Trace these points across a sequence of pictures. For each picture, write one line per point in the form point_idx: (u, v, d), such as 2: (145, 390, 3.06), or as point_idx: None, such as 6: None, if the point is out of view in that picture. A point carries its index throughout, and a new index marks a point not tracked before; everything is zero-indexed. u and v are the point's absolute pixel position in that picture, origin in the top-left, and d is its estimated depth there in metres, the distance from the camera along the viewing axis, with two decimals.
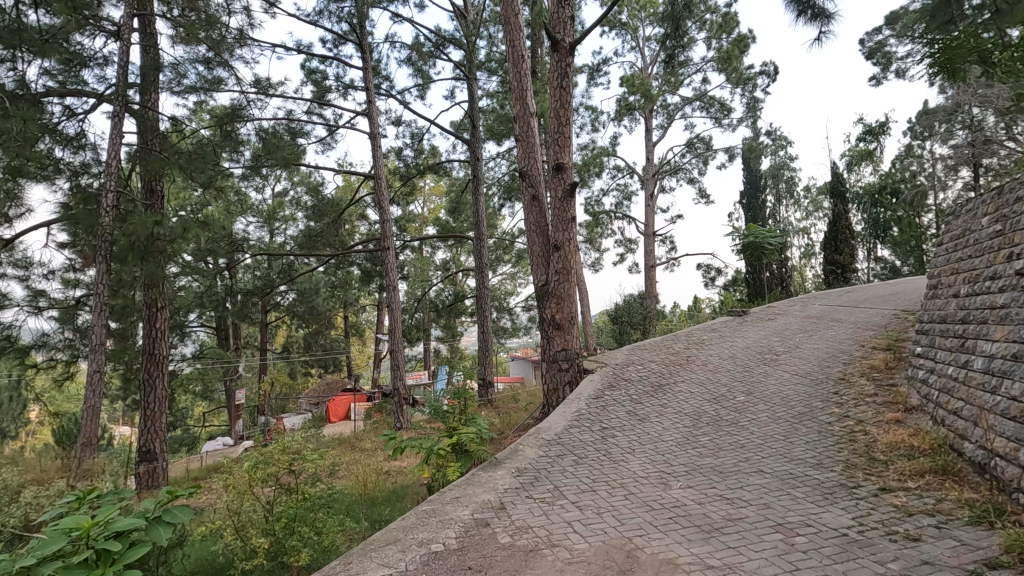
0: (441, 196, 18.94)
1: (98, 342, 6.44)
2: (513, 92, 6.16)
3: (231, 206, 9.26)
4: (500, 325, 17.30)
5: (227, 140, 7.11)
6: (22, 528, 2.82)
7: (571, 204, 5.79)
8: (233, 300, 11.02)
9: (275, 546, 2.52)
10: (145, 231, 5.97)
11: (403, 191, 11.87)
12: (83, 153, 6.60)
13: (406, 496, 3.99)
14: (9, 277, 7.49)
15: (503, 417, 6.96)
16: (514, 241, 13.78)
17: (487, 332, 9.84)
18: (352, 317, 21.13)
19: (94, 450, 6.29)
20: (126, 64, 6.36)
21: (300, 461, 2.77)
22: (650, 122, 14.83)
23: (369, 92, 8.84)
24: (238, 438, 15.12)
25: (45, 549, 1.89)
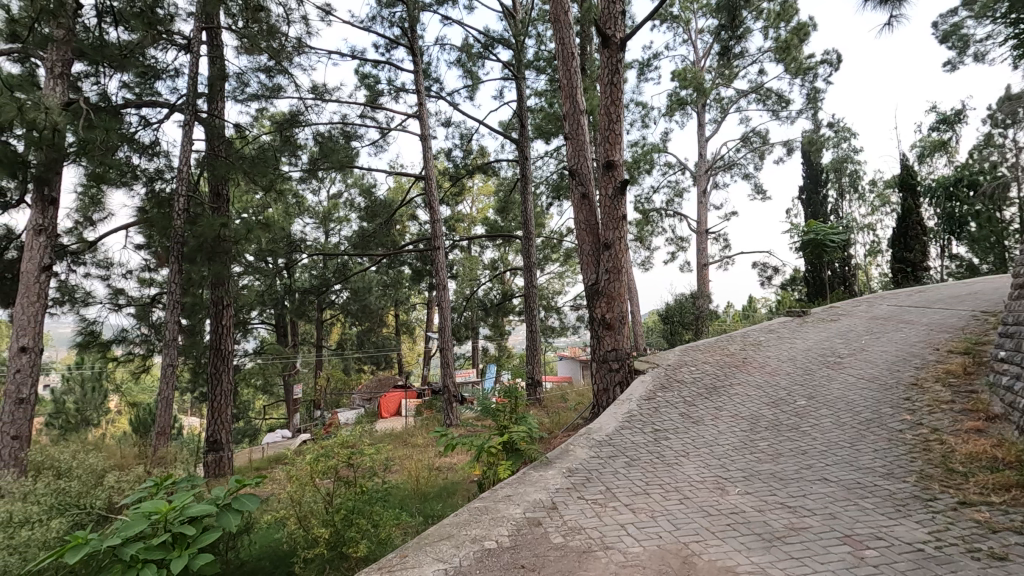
0: (489, 196, 19.08)
1: (171, 338, 6.84)
2: (563, 90, 6.13)
3: (290, 208, 9.64)
4: (548, 325, 17.27)
5: (286, 145, 7.39)
6: (107, 510, 3.03)
7: (621, 202, 5.70)
8: (292, 298, 11.48)
9: (335, 536, 2.59)
10: (212, 232, 6.30)
11: (452, 191, 12.04)
12: (158, 160, 7.04)
13: (457, 492, 4.04)
14: (93, 277, 8.10)
15: (552, 416, 6.94)
16: (561, 240, 13.72)
17: (536, 331, 9.84)
18: (403, 315, 21.61)
19: (168, 438, 6.68)
20: (195, 76, 6.74)
21: (359, 455, 2.85)
22: (702, 117, 14.45)
23: (420, 94, 9.00)
24: (296, 431, 15.73)
25: (128, 530, 2.04)
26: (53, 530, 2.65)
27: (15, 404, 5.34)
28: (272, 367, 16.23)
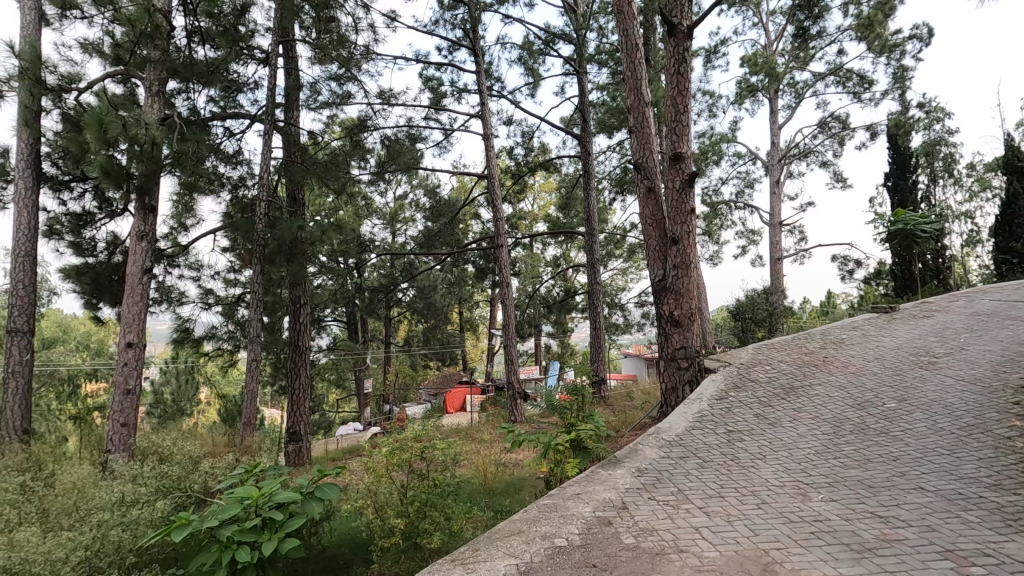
0: (551, 193, 19.03)
1: (254, 334, 7.30)
2: (628, 83, 6.00)
3: (359, 210, 10.03)
4: (612, 322, 17.02)
5: (357, 149, 7.69)
6: (203, 494, 3.28)
7: (689, 195, 5.53)
8: (362, 297, 11.94)
9: (410, 527, 2.68)
10: (290, 235, 6.66)
11: (514, 188, 12.09)
12: (240, 168, 7.52)
13: (524, 489, 4.07)
14: (185, 278, 8.77)
15: (619, 414, 6.85)
16: (625, 235, 13.47)
17: (600, 328, 9.73)
18: (467, 312, 21.97)
19: (253, 429, 7.13)
20: (273, 87, 7.13)
21: (431, 449, 2.93)
22: (775, 103, 13.74)
23: (482, 94, 9.10)
24: (367, 424, 16.37)
25: (224, 514, 2.20)
26: (159, 510, 2.90)
27: (124, 394, 5.85)
28: (344, 363, 16.96)
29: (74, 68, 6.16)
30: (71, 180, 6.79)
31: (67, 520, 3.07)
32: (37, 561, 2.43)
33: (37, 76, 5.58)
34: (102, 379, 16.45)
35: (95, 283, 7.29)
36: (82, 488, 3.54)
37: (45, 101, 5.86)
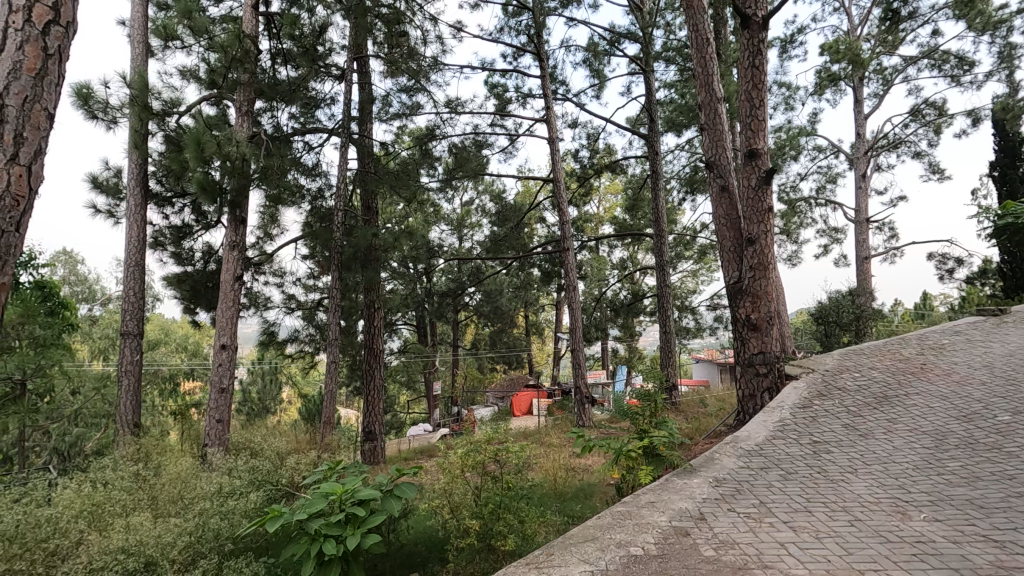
0: (617, 194, 18.75)
1: (333, 338, 7.67)
2: (697, 80, 5.80)
3: (429, 217, 10.32)
4: (682, 325, 16.48)
5: (425, 158, 7.91)
6: (291, 488, 3.49)
7: (767, 193, 5.28)
8: (431, 301, 12.26)
9: (484, 529, 2.71)
10: (365, 242, 6.98)
11: (579, 191, 12.00)
12: (318, 180, 7.95)
13: (594, 495, 4.03)
14: (270, 284, 9.37)
15: (693, 421, 6.63)
16: (695, 236, 13.04)
17: (670, 331, 9.46)
18: (533, 316, 22.02)
19: (333, 427, 7.46)
20: (348, 101, 7.50)
21: (505, 452, 2.96)
22: (859, 92, 12.87)
23: (547, 98, 9.11)
24: (436, 426, 16.75)
25: (312, 507, 2.32)
26: (252, 502, 3.10)
27: (218, 392, 6.28)
28: (415, 365, 17.47)
29: (175, 94, 6.75)
30: (173, 196, 7.43)
31: (174, 507, 3.36)
32: (148, 544, 2.69)
33: (145, 103, 6.16)
34: (198, 378, 17.84)
35: (193, 289, 7.93)
36: (185, 478, 3.86)
37: (152, 125, 6.47)
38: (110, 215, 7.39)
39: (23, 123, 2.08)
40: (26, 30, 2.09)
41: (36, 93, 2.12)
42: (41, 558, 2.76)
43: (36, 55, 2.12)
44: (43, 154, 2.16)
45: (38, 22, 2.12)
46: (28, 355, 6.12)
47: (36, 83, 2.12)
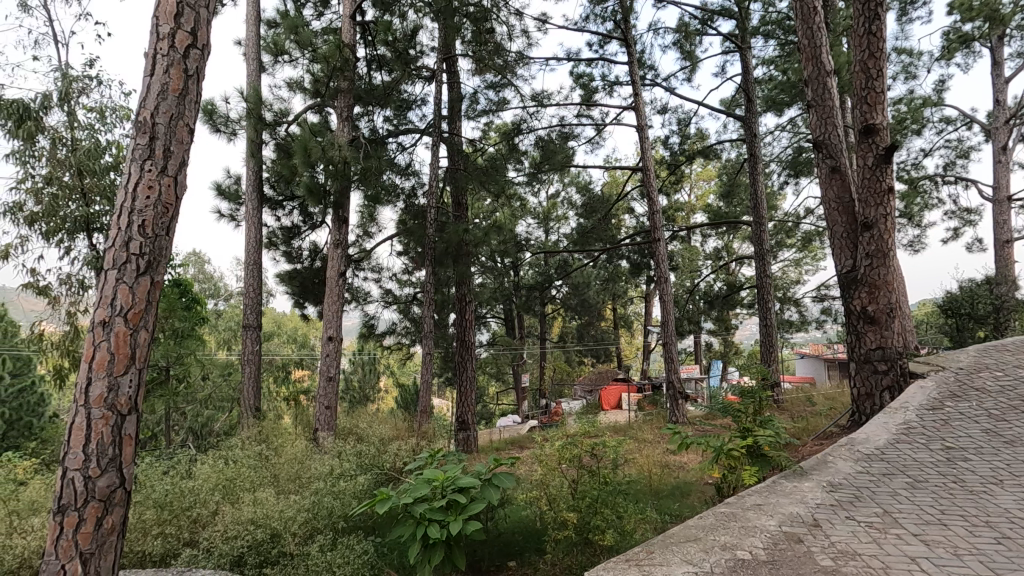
0: (711, 180, 17.87)
1: (428, 331, 7.96)
2: (803, 53, 5.35)
3: (516, 211, 10.41)
4: (784, 318, 15.40)
5: (512, 152, 7.99)
6: (394, 473, 3.67)
7: (886, 172, 4.79)
8: (519, 294, 12.38)
9: (582, 522, 2.70)
10: (457, 237, 7.18)
11: (670, 179, 11.56)
12: (410, 180, 8.29)
13: (692, 494, 3.90)
14: (369, 279, 9.92)
15: (800, 421, 6.19)
16: (799, 222, 12.13)
17: (772, 324, 8.88)
18: (621, 309, 21.58)
19: (428, 417, 7.79)
20: (439, 101, 7.73)
21: (601, 446, 2.92)
22: (998, 52, 11.31)
23: (635, 85, 8.84)
24: (525, 418, 16.92)
25: (416, 492, 2.43)
26: (360, 484, 3.28)
27: (327, 380, 6.75)
28: (503, 357, 17.76)
29: (284, 105, 7.31)
30: (284, 200, 8.05)
31: (293, 485, 3.66)
32: (273, 518, 2.99)
33: (259, 114, 6.74)
34: (307, 367, 19.32)
35: (302, 285, 8.60)
36: (300, 459, 4.19)
37: (265, 135, 7.04)
38: (232, 219, 8.16)
39: (170, 138, 2.34)
40: (171, 55, 2.35)
41: (180, 111, 2.37)
42: (185, 525, 3.15)
43: (180, 76, 2.37)
44: (186, 165, 2.42)
45: (180, 46, 2.37)
46: (169, 345, 6.94)
47: (180, 101, 2.37)
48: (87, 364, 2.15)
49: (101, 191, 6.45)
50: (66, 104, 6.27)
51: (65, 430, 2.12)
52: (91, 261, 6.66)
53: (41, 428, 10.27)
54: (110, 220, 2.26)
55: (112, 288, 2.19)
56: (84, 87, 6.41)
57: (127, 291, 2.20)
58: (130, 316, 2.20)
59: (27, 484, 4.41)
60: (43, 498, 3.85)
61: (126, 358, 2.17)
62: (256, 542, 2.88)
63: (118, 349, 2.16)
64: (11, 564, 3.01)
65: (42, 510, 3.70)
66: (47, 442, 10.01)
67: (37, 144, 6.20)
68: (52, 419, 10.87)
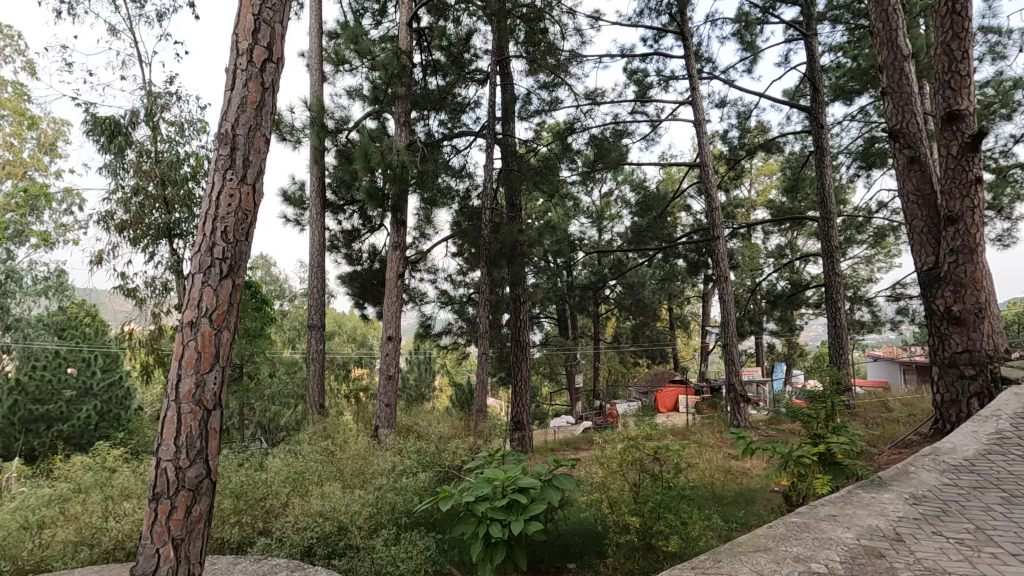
0: (773, 175, 17.14)
1: (483, 331, 8.03)
2: (876, 37, 5.04)
3: (569, 210, 10.35)
4: (854, 319, 14.53)
5: (565, 152, 7.94)
6: (453, 470, 3.73)
7: (973, 161, 4.43)
8: (573, 294, 12.30)
9: (644, 527, 2.65)
10: (512, 238, 7.20)
11: (729, 175, 11.16)
12: (465, 182, 8.41)
13: (757, 501, 3.76)
14: (425, 280, 10.13)
15: (876, 428, 5.82)
16: (871, 217, 11.41)
17: (842, 325, 8.39)
18: (678, 309, 21.03)
19: (484, 416, 7.86)
20: (493, 103, 7.81)
21: (664, 450, 2.85)
22: None
23: (692, 79, 8.60)
24: (580, 419, 16.77)
25: (478, 491, 2.45)
26: (421, 482, 3.35)
27: (387, 379, 6.93)
28: (557, 358, 17.68)
29: (345, 113, 7.59)
30: (345, 205, 8.35)
31: (357, 480, 3.79)
32: (340, 511, 3.10)
33: (322, 122, 7.02)
34: (366, 366, 19.92)
35: (362, 286, 8.89)
36: (364, 455, 4.32)
37: (327, 142, 7.31)
38: (297, 223, 8.53)
39: (248, 148, 2.47)
40: (249, 69, 2.48)
41: (257, 123, 2.50)
42: (260, 514, 3.34)
43: (257, 89, 2.50)
44: (263, 173, 2.55)
45: (257, 61, 2.50)
46: (241, 343, 7.33)
47: (257, 113, 2.50)
48: (177, 362, 2.30)
49: (181, 200, 6.91)
50: (151, 119, 6.76)
51: (157, 422, 2.28)
52: (172, 265, 7.14)
53: (127, 419, 11.09)
54: (196, 227, 2.41)
55: (198, 291, 2.33)
56: (166, 103, 6.88)
57: (211, 294, 2.33)
58: (214, 317, 2.33)
59: (119, 471, 4.78)
60: (133, 484, 4.16)
61: (211, 357, 2.31)
62: (325, 534, 3.01)
63: (204, 348, 2.30)
64: (107, 545, 3.32)
65: (132, 496, 4.00)
66: (134, 433, 10.81)
67: (126, 157, 6.70)
68: (138, 412, 11.72)
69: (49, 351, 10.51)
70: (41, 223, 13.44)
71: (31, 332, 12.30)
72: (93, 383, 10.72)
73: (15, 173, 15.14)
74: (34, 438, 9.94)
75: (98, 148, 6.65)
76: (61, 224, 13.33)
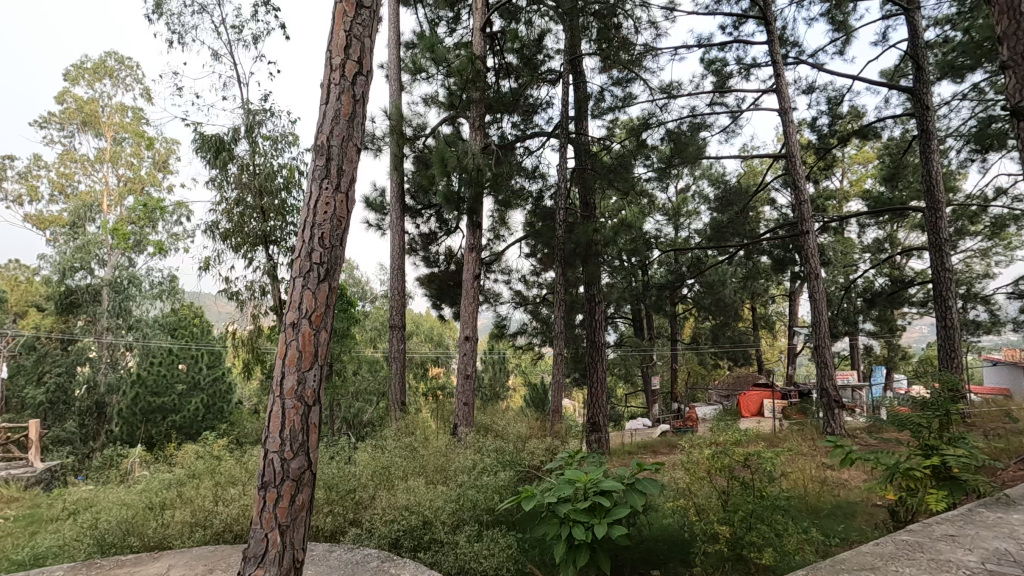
0: (868, 163, 15.88)
1: (558, 331, 7.99)
2: (996, 5, 4.16)
3: (645, 207, 10.09)
4: (967, 319, 13.14)
5: (640, 148, 7.77)
6: (532, 469, 3.74)
7: None
8: (649, 294, 11.99)
9: (735, 537, 2.56)
10: (586, 238, 7.13)
11: (820, 165, 10.45)
12: (538, 182, 8.44)
13: (859, 515, 3.50)
14: (499, 280, 10.25)
15: (1000, 439, 5.20)
16: (987, 205, 10.28)
17: (955, 325, 7.58)
18: (761, 308, 19.96)
19: (560, 417, 7.81)
20: (566, 103, 7.77)
21: (756, 457, 2.71)
22: None
23: (777, 65, 8.13)
24: (657, 421, 16.33)
25: (560, 492, 2.45)
26: (502, 481, 3.39)
27: (465, 378, 7.06)
28: (632, 359, 17.30)
29: (422, 120, 7.84)
30: (423, 208, 8.62)
31: (440, 476, 3.89)
32: (423, 506, 3.21)
33: (400, 130, 7.29)
34: (442, 365, 20.47)
35: (440, 287, 9.17)
36: (445, 451, 4.45)
37: (406, 149, 7.57)
38: (379, 227, 8.91)
39: (342, 158, 2.61)
40: (342, 84, 2.62)
41: (349, 134, 2.64)
42: (350, 505, 3.53)
43: (349, 101, 2.63)
44: (355, 181, 2.68)
45: (349, 74, 2.63)
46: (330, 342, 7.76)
47: (350, 124, 2.64)
48: (282, 360, 2.47)
49: (276, 209, 7.42)
50: (250, 135, 7.31)
51: (266, 416, 2.46)
52: (268, 269, 7.70)
53: (230, 412, 12.00)
54: (296, 234, 2.58)
55: (299, 293, 2.49)
56: (262, 119, 7.42)
57: (311, 297, 2.49)
58: (313, 318, 2.48)
59: (225, 460, 5.20)
60: (238, 472, 4.51)
61: (311, 355, 2.47)
62: (411, 528, 3.13)
63: (305, 347, 2.45)
64: (219, 527, 3.64)
65: (238, 482, 4.35)
66: (235, 424, 11.74)
67: (229, 171, 7.29)
68: (239, 405, 12.66)
69: (164, 349, 11.66)
70: (156, 232, 14.92)
71: (149, 331, 13.67)
72: (201, 378, 11.74)
73: (135, 189, 16.97)
74: (152, 427, 11.05)
75: (205, 164, 7.28)
76: (173, 233, 14.74)
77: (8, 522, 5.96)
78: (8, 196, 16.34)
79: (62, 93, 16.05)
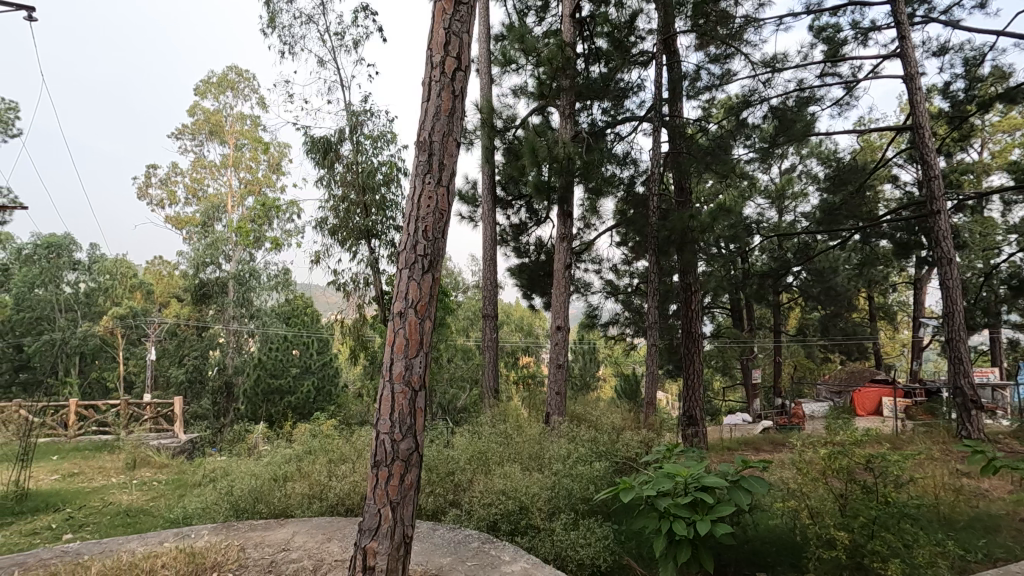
0: (1016, 130, 13.83)
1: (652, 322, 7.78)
2: None
3: (745, 190, 9.51)
4: None
5: (740, 129, 7.33)
6: (628, 460, 3.68)
7: None
8: (749, 282, 11.31)
9: (855, 544, 2.40)
10: (681, 225, 6.82)
11: (955, 136, 9.25)
12: (628, 169, 8.24)
13: (1002, 531, 3.11)
14: (590, 270, 10.15)
15: None
16: None
17: None
18: (880, 297, 18.14)
19: (655, 409, 7.59)
20: (659, 85, 7.49)
21: (880, 459, 2.49)
22: None
23: (900, 26, 7.30)
24: (757, 416, 15.44)
25: (661, 486, 2.39)
26: (598, 471, 3.38)
27: (556, 368, 7.07)
28: (731, 350, 16.44)
29: (512, 112, 7.91)
30: (513, 199, 8.72)
31: (535, 463, 3.95)
32: (520, 491, 3.29)
33: (491, 123, 7.41)
34: (532, 354, 20.66)
35: (531, 278, 9.25)
36: (539, 439, 4.49)
37: (496, 141, 7.67)
38: (471, 219, 9.13)
39: (442, 152, 2.69)
40: (442, 80, 2.70)
41: (449, 129, 2.71)
42: (450, 487, 3.69)
43: (449, 98, 2.71)
44: (455, 175, 2.76)
45: (448, 71, 2.70)
46: None
47: (449, 120, 2.71)
48: (390, 348, 2.61)
49: (377, 204, 7.84)
50: (354, 135, 7.77)
51: (376, 399, 2.61)
52: (371, 262, 8.16)
53: (337, 395, 12.87)
54: (401, 228, 2.70)
55: (405, 284, 2.62)
56: (363, 119, 7.84)
57: (416, 287, 2.61)
58: (418, 308, 2.60)
59: (336, 439, 5.62)
60: (348, 452, 4.86)
61: (417, 343, 2.59)
62: (509, 512, 3.21)
63: (411, 335, 2.58)
64: (333, 500, 3.96)
65: (348, 460, 4.69)
66: (341, 406, 12.57)
67: (335, 171, 7.80)
68: (344, 389, 13.57)
69: (280, 336, 12.74)
70: (273, 229, 16.28)
71: (267, 320, 15.00)
72: (312, 363, 12.69)
73: (253, 191, 18.59)
74: (271, 407, 12.18)
75: (314, 165, 7.85)
76: (286, 229, 16.02)
77: (159, 485, 6.86)
78: (153, 200, 18.59)
79: (194, 106, 17.94)
